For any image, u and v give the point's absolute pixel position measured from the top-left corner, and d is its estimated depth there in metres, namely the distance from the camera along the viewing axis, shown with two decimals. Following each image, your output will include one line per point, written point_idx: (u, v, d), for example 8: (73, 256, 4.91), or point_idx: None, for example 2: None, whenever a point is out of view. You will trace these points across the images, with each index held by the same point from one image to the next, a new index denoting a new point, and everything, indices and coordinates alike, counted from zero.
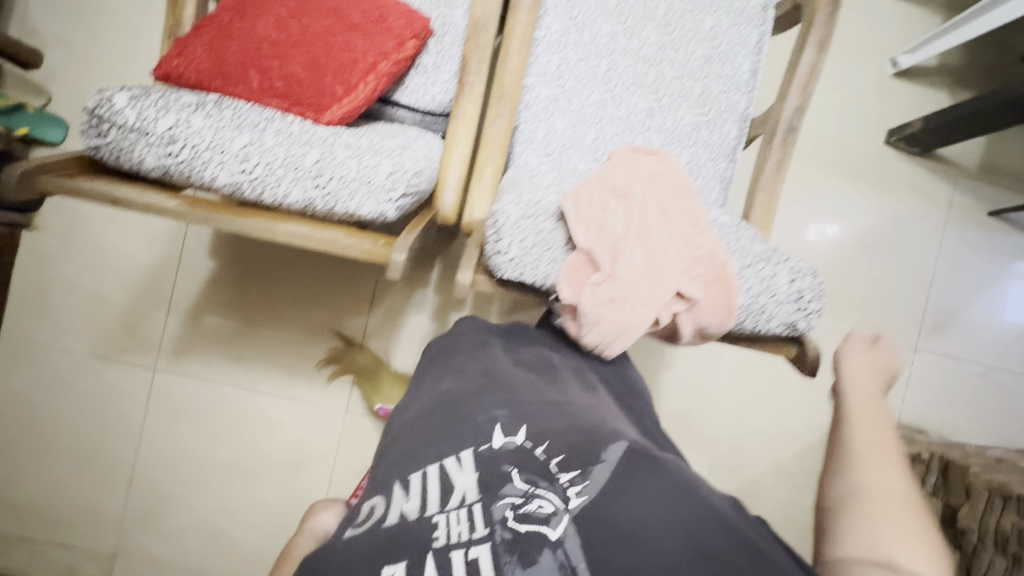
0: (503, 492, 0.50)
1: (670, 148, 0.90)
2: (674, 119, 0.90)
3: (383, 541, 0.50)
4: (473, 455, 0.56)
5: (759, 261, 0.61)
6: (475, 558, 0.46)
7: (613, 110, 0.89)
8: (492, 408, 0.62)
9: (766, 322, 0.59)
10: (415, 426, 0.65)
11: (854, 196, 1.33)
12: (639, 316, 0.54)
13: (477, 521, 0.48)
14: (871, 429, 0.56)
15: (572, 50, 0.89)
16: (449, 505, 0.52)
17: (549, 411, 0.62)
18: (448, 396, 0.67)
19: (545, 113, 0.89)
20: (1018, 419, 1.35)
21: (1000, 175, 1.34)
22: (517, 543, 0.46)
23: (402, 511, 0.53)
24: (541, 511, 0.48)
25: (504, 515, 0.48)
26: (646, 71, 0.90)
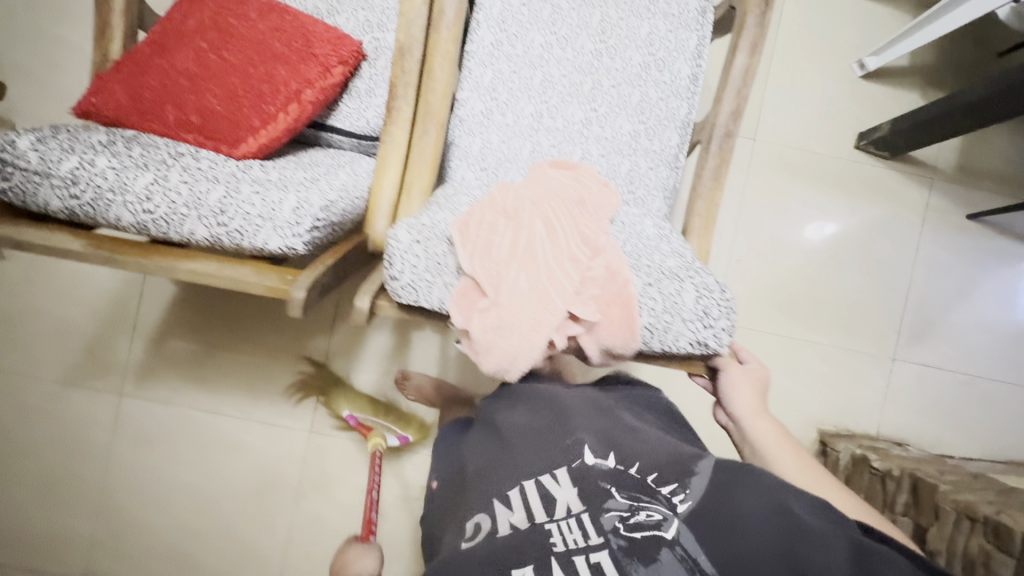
0: (608, 505, 0.56)
1: (611, 158, 0.90)
2: (612, 128, 0.89)
3: (503, 551, 0.55)
4: (569, 471, 0.60)
5: (665, 279, 0.58)
6: (597, 561, 0.52)
7: (549, 121, 0.89)
8: (576, 435, 0.64)
9: (672, 342, 0.56)
10: (491, 454, 0.66)
11: (822, 202, 1.30)
12: (530, 341, 0.52)
13: (590, 530, 0.54)
14: (793, 454, 0.66)
15: (505, 62, 0.89)
16: (556, 513, 0.56)
17: (634, 437, 0.63)
18: (517, 420, 0.69)
19: (479, 127, 0.89)
20: (1004, 430, 1.30)
21: (979, 176, 1.29)
22: (635, 550, 0.52)
23: (511, 522, 0.57)
24: (652, 519, 0.54)
25: (614, 525, 0.54)
26: (582, 81, 0.89)
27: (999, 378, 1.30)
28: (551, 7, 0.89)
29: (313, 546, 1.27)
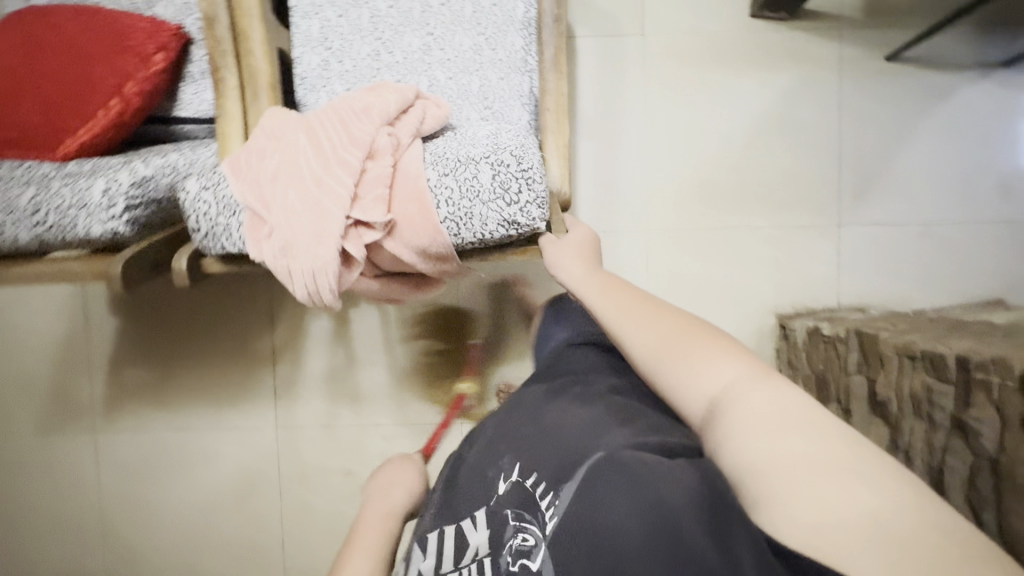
0: (503, 541, 0.55)
1: (459, 79, 0.87)
2: (453, 47, 0.87)
3: None
4: (484, 510, 0.60)
5: (459, 164, 0.55)
6: None
7: (389, 57, 0.87)
8: (497, 461, 0.63)
9: (479, 226, 0.54)
10: (434, 492, 0.70)
11: (729, 82, 1.23)
12: (319, 255, 0.52)
13: (489, 575, 0.54)
14: (617, 293, 0.61)
15: (329, 8, 0.87)
16: (461, 563, 0.58)
17: (541, 441, 0.63)
18: (460, 450, 0.73)
19: (321, 81, 0.87)
20: (968, 271, 1.24)
21: (888, 13, 1.21)
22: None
23: (420, 570, 0.61)
24: (525, 545, 0.53)
25: (506, 565, 0.54)
26: (411, 8, 0.87)
27: (953, 218, 1.24)
28: None
29: (307, 534, 1.30)
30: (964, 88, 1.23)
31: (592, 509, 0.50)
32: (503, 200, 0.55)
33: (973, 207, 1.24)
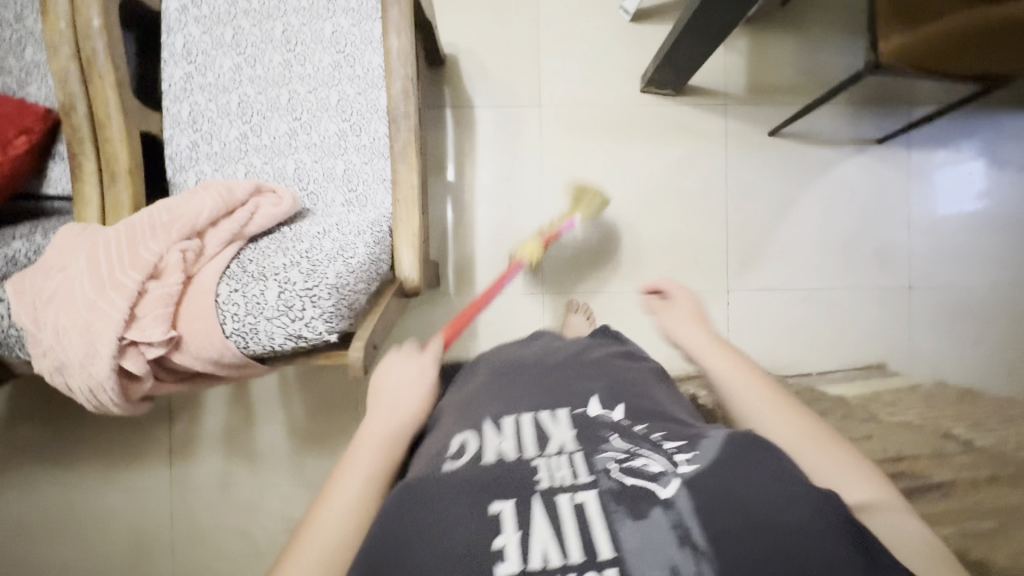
0: (603, 449, 0.56)
1: (324, 163, 0.90)
2: (319, 133, 0.90)
3: (487, 478, 0.53)
4: (567, 415, 0.64)
5: (249, 281, 0.59)
6: (581, 502, 0.50)
7: (256, 140, 0.90)
8: (586, 385, 0.70)
9: (264, 340, 0.57)
10: (476, 398, 0.70)
11: (622, 153, 1.29)
12: (98, 371, 0.56)
13: (580, 471, 0.54)
14: (755, 384, 0.70)
15: (200, 92, 0.90)
16: (549, 452, 0.57)
17: (638, 401, 0.68)
18: (513, 372, 0.76)
19: (189, 162, 0.90)
20: (851, 337, 1.29)
21: (770, 92, 1.28)
22: (624, 494, 0.50)
23: (499, 450, 0.58)
24: (648, 470, 0.53)
25: (606, 467, 0.54)
26: (278, 95, 0.90)
27: (836, 286, 1.29)
28: (232, 30, 0.90)
29: None
30: (844, 163, 1.29)
31: (734, 454, 0.52)
32: (287, 318, 0.58)
33: (855, 275, 1.29)
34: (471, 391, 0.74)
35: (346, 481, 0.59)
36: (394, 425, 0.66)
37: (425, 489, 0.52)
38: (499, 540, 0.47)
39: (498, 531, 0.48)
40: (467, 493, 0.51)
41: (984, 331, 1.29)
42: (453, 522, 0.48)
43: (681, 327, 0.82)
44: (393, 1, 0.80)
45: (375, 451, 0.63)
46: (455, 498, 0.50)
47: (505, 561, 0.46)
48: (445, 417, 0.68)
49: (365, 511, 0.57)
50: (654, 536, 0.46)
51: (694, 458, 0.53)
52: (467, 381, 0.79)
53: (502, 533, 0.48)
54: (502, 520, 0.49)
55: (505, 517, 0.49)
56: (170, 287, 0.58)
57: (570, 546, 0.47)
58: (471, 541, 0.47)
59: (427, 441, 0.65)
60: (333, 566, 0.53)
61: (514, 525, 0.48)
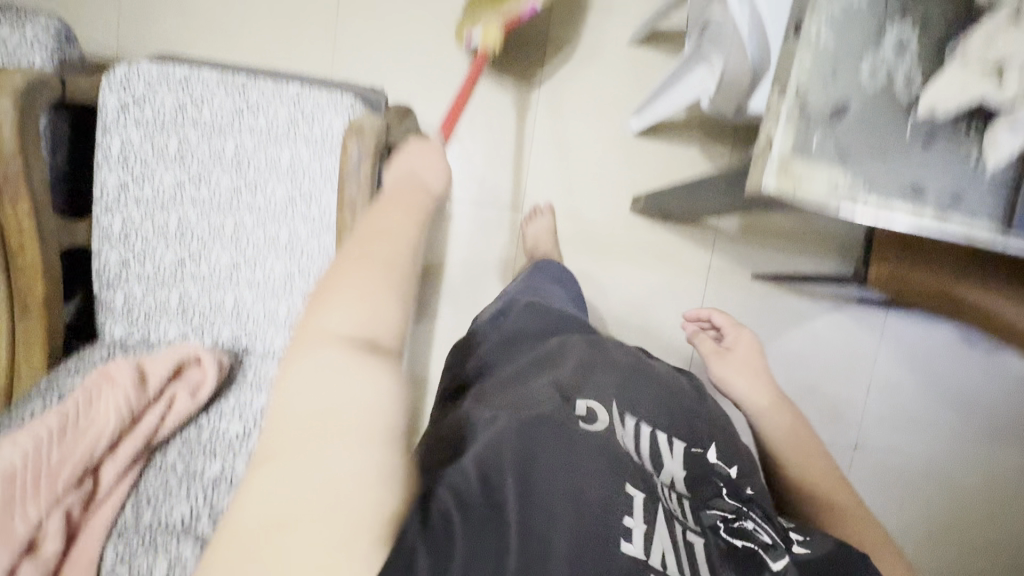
0: (711, 504, 0.52)
1: (266, 303, 0.84)
2: (264, 270, 0.83)
3: (621, 455, 0.50)
4: (682, 449, 0.58)
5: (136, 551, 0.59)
6: (691, 542, 0.47)
7: (194, 268, 0.83)
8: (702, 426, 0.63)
9: None
10: (576, 372, 0.63)
11: (601, 270, 1.23)
12: None
13: (688, 515, 0.51)
14: (809, 449, 0.78)
15: (134, 207, 0.81)
16: (662, 479, 0.54)
17: (740, 460, 0.62)
18: (612, 357, 0.68)
19: (118, 280, 0.82)
20: None
21: (763, 233, 1.22)
22: (734, 557, 0.46)
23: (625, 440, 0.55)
24: (755, 535, 0.48)
25: (714, 525, 0.50)
26: (223, 223, 0.82)
27: None
28: (178, 141, 0.80)
29: None
30: (822, 316, 1.26)
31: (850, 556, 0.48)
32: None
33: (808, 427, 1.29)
34: (583, 352, 0.67)
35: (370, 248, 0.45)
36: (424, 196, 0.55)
37: (566, 433, 0.50)
38: (627, 519, 0.44)
39: (629, 512, 0.45)
40: (604, 462, 0.48)
41: (917, 495, 1.32)
42: (587, 483, 0.45)
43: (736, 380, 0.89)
44: (351, 176, 0.70)
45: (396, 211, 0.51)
46: (592, 466, 0.47)
47: (631, 542, 0.43)
48: (532, 377, 0.62)
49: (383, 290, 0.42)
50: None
51: (805, 546, 0.49)
52: (542, 342, 0.71)
53: (631, 516, 0.45)
54: (633, 505, 0.46)
55: (636, 504, 0.46)
56: (46, 563, 0.55)
57: (683, 562, 0.44)
58: (597, 519, 0.43)
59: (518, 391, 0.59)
60: (398, 270, 0.44)
61: (643, 517, 0.45)
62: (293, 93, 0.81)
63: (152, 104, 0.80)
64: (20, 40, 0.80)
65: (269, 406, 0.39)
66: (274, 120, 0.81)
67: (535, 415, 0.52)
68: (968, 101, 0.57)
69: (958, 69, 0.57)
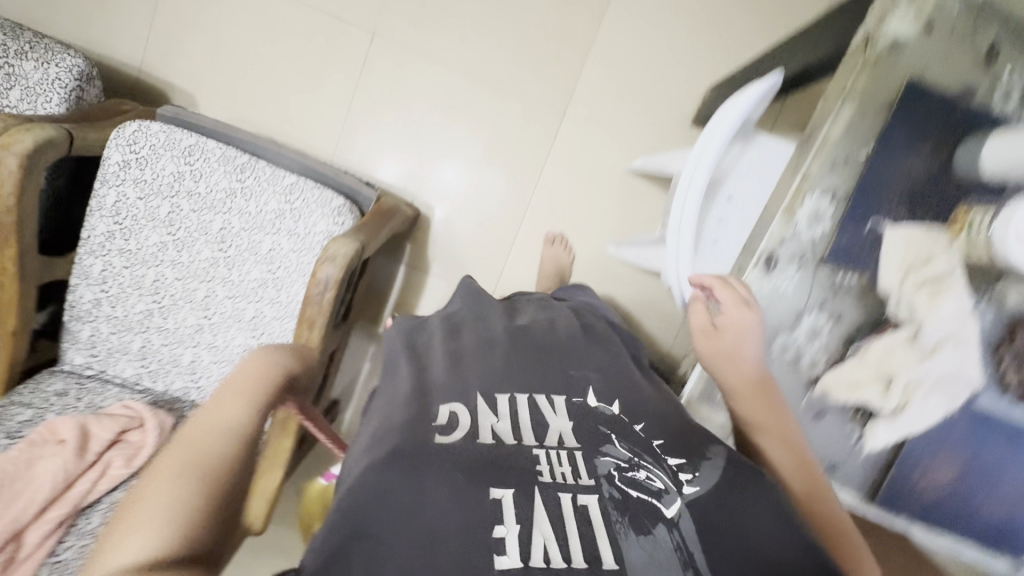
0: (604, 451, 0.48)
1: (220, 367, 0.89)
2: (224, 338, 0.89)
3: (478, 461, 0.44)
4: (565, 403, 0.53)
5: None
6: (583, 506, 0.43)
7: (160, 321, 0.88)
8: (584, 366, 0.58)
9: None
10: (454, 352, 0.58)
11: None
12: None
13: (580, 469, 0.46)
14: (755, 396, 0.61)
15: (116, 255, 0.86)
16: (547, 443, 0.48)
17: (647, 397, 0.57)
18: (497, 328, 0.64)
19: (88, 316, 0.88)
20: None
21: None
22: (626, 506, 0.43)
23: (495, 428, 0.48)
24: (652, 483, 0.45)
25: (608, 472, 0.46)
26: (195, 287, 0.87)
27: None
28: (170, 206, 0.85)
29: None
30: None
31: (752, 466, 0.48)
32: None
33: None
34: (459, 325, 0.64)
35: (193, 458, 0.41)
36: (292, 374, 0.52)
37: (413, 455, 0.44)
38: (495, 529, 0.40)
39: (500, 519, 0.41)
40: (455, 472, 0.43)
41: None
42: (442, 508, 0.40)
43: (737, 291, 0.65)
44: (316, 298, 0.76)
45: (263, 384, 0.48)
46: (442, 487, 0.42)
47: (504, 555, 0.38)
48: (391, 393, 0.53)
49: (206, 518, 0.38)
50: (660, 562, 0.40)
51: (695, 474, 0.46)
52: (430, 322, 0.65)
53: (502, 524, 0.40)
54: (502, 509, 0.41)
55: (505, 508, 0.41)
56: None
57: (575, 552, 0.39)
58: (459, 539, 0.39)
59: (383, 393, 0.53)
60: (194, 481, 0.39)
61: (515, 517, 0.41)
62: (287, 184, 0.86)
63: (152, 167, 0.84)
64: (41, 78, 0.84)
65: None
66: (263, 206, 0.86)
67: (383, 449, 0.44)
68: (853, 400, 0.65)
69: (853, 361, 0.64)
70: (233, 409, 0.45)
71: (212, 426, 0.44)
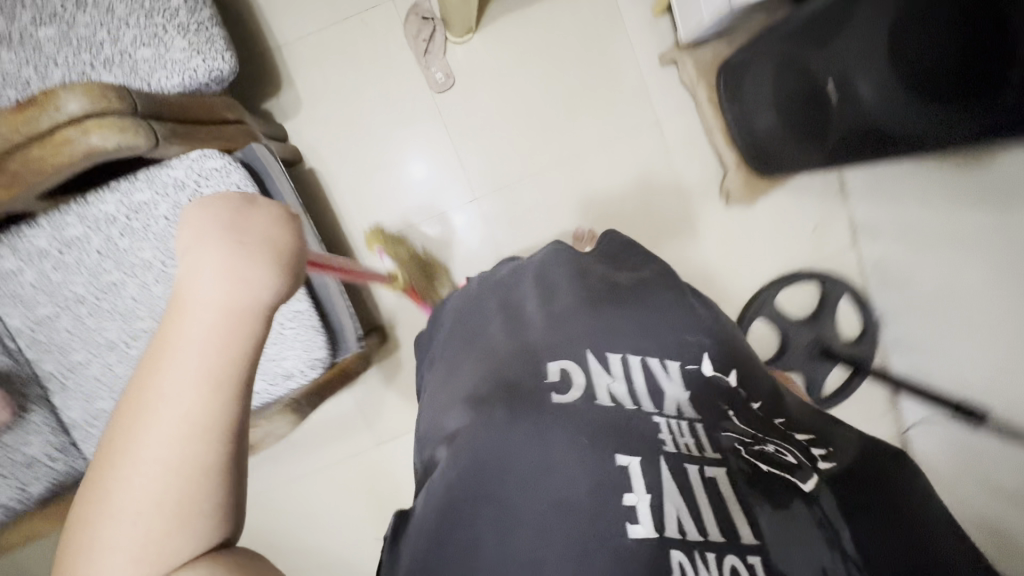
0: (724, 426, 0.59)
1: (96, 389, 0.84)
2: (123, 372, 0.84)
3: (607, 423, 0.55)
4: (679, 370, 0.64)
5: None
6: (711, 474, 0.52)
7: (83, 313, 0.82)
8: (693, 331, 0.68)
9: None
10: (561, 304, 0.69)
11: (360, 537, 1.28)
12: None
13: (705, 443, 0.56)
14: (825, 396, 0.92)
15: (100, 238, 0.80)
16: (668, 412, 0.59)
17: (740, 362, 0.69)
18: (599, 275, 0.74)
19: (23, 258, 0.80)
20: None
21: None
22: (755, 479, 0.53)
23: (611, 390, 0.59)
24: (780, 461, 0.57)
25: (731, 445, 0.57)
26: (140, 315, 0.83)
27: None
28: None
29: None
30: None
31: (861, 463, 0.60)
32: None
33: None
34: (549, 271, 0.75)
35: (148, 445, 0.41)
36: (250, 294, 0.45)
37: (529, 416, 0.56)
38: (627, 495, 0.49)
39: (629, 489, 0.50)
40: (572, 440, 0.53)
41: None
42: (562, 477, 0.51)
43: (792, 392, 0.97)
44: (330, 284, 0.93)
45: (208, 325, 0.44)
46: (568, 447, 0.53)
47: (636, 523, 0.48)
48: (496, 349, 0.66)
49: (192, 503, 0.42)
50: (800, 528, 0.51)
51: (827, 457, 0.60)
52: (514, 271, 0.79)
53: (632, 493, 0.49)
54: (630, 478, 0.50)
55: (631, 475, 0.51)
56: None
57: (708, 525, 0.48)
58: (586, 503, 0.49)
59: (507, 335, 0.67)
60: (211, 434, 0.43)
61: (644, 487, 0.50)
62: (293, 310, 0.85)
63: None
64: (178, 58, 0.79)
65: (78, 516, 0.42)
66: None
67: (497, 413, 0.57)
68: None
69: None
70: (180, 370, 0.43)
71: (162, 387, 0.42)
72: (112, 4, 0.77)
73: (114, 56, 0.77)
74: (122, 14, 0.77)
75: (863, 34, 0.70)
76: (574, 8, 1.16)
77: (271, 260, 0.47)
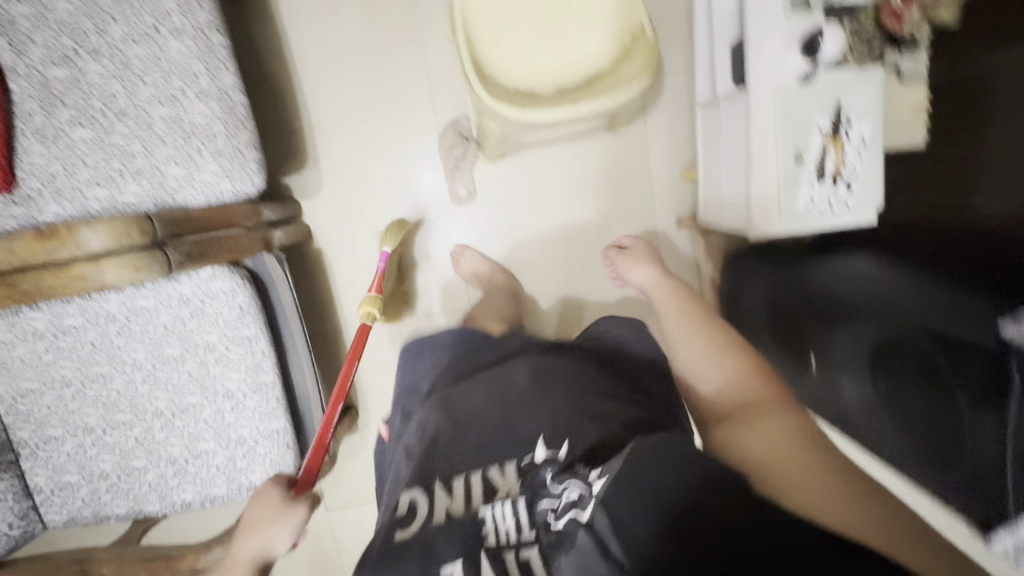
0: (541, 494, 0.57)
1: (67, 462, 0.87)
2: (95, 454, 0.87)
3: (435, 537, 0.59)
4: (514, 464, 0.66)
5: None
6: (526, 557, 0.55)
7: (68, 395, 0.84)
8: (534, 422, 0.69)
9: None
10: (432, 429, 0.74)
11: None
12: None
13: (523, 521, 0.57)
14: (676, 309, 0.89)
15: (96, 331, 0.82)
16: (496, 499, 0.62)
17: (575, 424, 0.68)
18: (471, 396, 0.78)
19: (15, 334, 0.81)
20: None
21: None
22: (556, 539, 0.54)
23: (448, 507, 0.63)
24: (570, 497, 0.55)
25: (545, 517, 0.56)
26: (121, 408, 0.85)
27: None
28: (179, 353, 0.84)
29: None
30: None
31: (633, 467, 0.53)
32: None
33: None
34: (437, 406, 0.80)
35: None
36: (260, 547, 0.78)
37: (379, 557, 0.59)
38: None
39: None
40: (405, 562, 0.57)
41: None
42: None
43: (637, 269, 1.01)
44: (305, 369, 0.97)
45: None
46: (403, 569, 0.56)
47: None
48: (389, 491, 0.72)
49: None
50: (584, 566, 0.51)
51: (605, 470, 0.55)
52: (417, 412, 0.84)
53: None
54: None
55: None
56: None
57: None
58: None
59: (399, 474, 0.73)
60: None
61: None
62: (270, 428, 0.89)
63: (202, 322, 0.83)
64: (206, 180, 0.80)
65: None
66: (236, 425, 0.88)
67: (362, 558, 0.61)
68: None
69: None
70: None
71: None
72: (152, 118, 0.77)
73: (144, 168, 0.78)
74: (161, 131, 0.77)
75: (855, 341, 0.78)
76: (607, 153, 1.18)
77: (281, 513, 0.80)
